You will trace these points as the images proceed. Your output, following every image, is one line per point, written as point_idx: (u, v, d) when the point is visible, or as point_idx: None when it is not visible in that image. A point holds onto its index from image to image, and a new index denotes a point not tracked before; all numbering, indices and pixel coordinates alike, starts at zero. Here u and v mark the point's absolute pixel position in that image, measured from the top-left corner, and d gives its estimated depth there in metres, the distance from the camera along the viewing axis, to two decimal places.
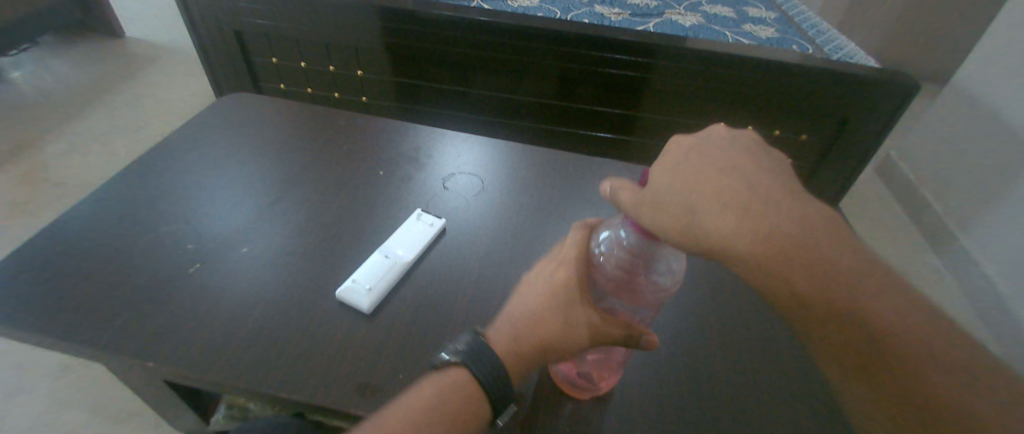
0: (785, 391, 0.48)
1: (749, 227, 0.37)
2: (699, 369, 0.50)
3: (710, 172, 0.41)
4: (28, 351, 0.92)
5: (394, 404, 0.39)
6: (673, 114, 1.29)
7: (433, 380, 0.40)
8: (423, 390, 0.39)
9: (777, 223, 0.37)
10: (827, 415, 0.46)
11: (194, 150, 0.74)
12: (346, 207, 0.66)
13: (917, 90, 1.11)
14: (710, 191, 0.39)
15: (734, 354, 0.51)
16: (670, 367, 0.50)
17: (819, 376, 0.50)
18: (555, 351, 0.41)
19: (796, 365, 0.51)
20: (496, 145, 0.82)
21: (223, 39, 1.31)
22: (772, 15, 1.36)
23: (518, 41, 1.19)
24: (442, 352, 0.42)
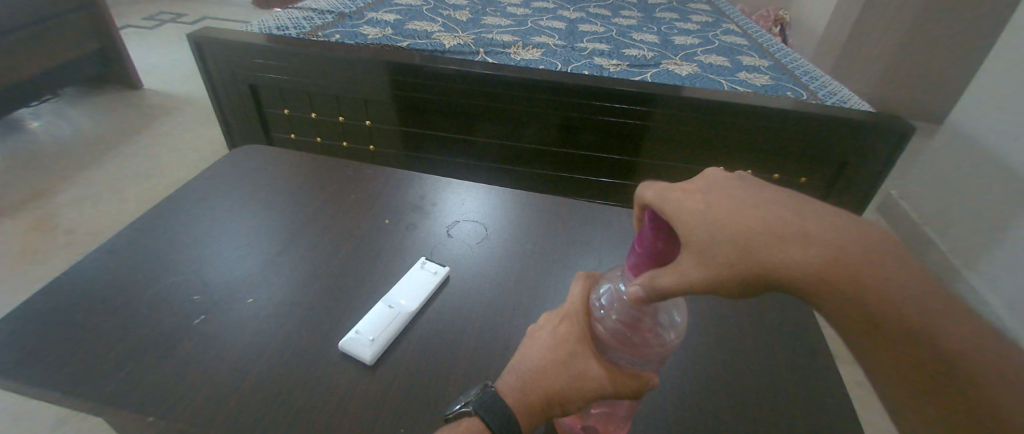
0: None
1: (829, 258, 0.25)
2: (706, 421, 0.49)
3: (742, 196, 0.31)
4: (28, 403, 0.93)
5: None
6: (675, 158, 1.32)
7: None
8: None
9: (861, 251, 0.25)
10: None
11: (204, 204, 0.76)
12: (352, 256, 0.68)
13: (912, 131, 1.17)
14: (759, 217, 0.28)
15: (742, 404, 0.51)
16: (675, 420, 0.49)
17: (830, 425, 0.49)
18: (563, 404, 0.41)
19: (806, 413, 0.50)
20: (499, 192, 0.84)
21: (237, 91, 1.37)
22: (764, 65, 1.60)
23: (521, 92, 1.24)
24: (454, 404, 0.42)
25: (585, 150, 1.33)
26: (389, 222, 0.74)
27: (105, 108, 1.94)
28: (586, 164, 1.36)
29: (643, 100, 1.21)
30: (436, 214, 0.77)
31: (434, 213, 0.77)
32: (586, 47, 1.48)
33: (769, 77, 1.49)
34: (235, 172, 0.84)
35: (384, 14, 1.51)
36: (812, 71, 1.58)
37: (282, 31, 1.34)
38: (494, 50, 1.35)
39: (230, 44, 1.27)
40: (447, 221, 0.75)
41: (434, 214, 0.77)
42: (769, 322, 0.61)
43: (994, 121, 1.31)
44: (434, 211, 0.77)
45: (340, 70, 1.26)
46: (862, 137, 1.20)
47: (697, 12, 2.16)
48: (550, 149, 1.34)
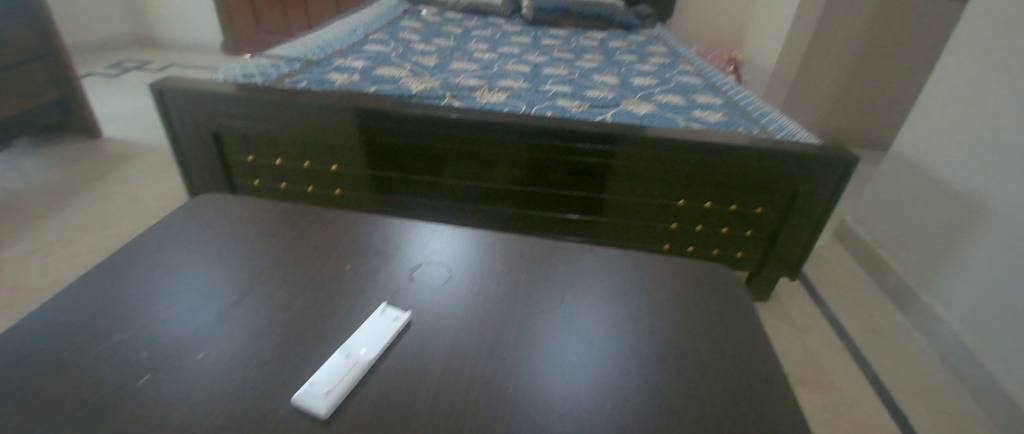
0: None
1: None
2: None
3: None
4: None
5: None
6: (638, 194, 1.36)
7: None
8: None
9: None
10: None
11: (155, 256, 0.74)
12: (311, 304, 0.67)
13: (854, 162, 1.25)
14: None
15: None
16: None
17: None
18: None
19: None
20: (463, 233, 0.85)
21: (200, 139, 1.36)
22: (717, 103, 1.70)
23: (487, 134, 1.27)
24: None
25: (551, 189, 1.37)
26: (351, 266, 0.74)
27: (61, 156, 1.89)
28: (552, 202, 1.39)
29: (603, 140, 1.26)
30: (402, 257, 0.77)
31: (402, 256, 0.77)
32: (549, 89, 1.54)
33: (721, 113, 1.58)
34: (191, 222, 0.82)
35: (351, 61, 1.56)
36: (761, 107, 1.69)
37: (247, 78, 1.35)
38: (459, 94, 1.40)
39: (193, 93, 1.27)
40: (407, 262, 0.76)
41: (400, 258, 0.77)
42: (727, 356, 0.63)
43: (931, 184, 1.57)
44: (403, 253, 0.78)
45: (307, 117, 1.27)
46: (809, 169, 1.28)
47: (655, 55, 2.29)
48: (516, 188, 1.37)
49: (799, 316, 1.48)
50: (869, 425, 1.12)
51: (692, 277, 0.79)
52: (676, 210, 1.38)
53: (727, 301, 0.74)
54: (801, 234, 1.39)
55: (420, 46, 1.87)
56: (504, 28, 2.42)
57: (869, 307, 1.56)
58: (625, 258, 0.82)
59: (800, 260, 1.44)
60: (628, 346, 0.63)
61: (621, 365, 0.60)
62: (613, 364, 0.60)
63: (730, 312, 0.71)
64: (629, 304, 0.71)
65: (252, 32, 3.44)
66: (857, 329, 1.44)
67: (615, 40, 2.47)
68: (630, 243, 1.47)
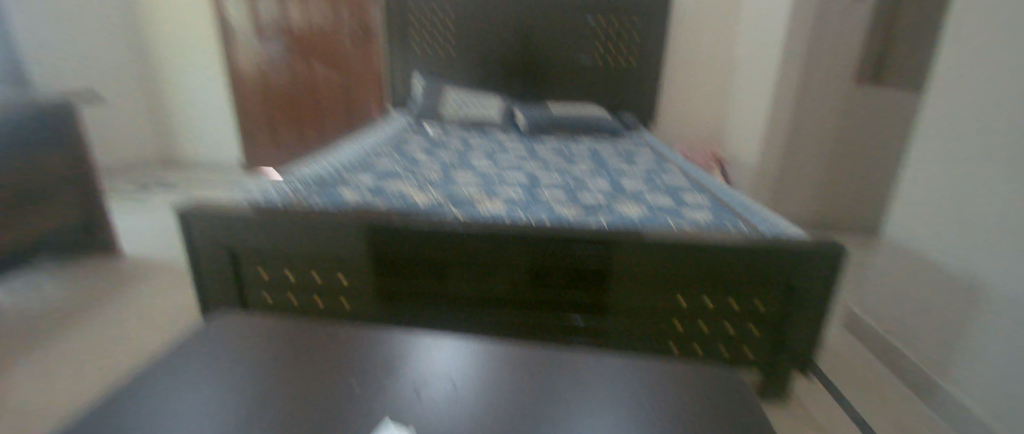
0: None
1: None
2: None
3: None
4: None
5: None
6: (638, 294, 1.40)
7: None
8: None
9: None
10: None
11: (169, 377, 0.76)
12: (320, 426, 0.67)
13: (843, 255, 1.31)
14: None
15: None
16: None
17: None
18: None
19: None
20: (470, 346, 0.87)
21: (217, 258, 1.43)
22: (705, 202, 1.80)
23: (490, 243, 1.34)
24: None
25: (554, 292, 1.41)
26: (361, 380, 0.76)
27: (78, 277, 1.95)
28: (555, 305, 1.42)
29: (601, 244, 1.33)
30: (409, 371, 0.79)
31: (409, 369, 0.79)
32: (546, 196, 1.66)
33: (711, 212, 1.67)
34: (206, 343, 0.85)
35: (363, 178, 1.69)
36: (748, 204, 1.79)
37: (266, 199, 1.46)
38: (463, 205, 1.50)
39: (214, 216, 1.37)
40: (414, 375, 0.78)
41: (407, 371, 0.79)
42: None
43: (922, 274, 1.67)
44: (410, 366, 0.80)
45: (320, 233, 1.35)
46: (800, 264, 1.33)
47: (642, 158, 2.48)
48: (519, 293, 1.41)
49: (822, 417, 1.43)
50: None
51: (700, 384, 0.79)
52: (678, 309, 1.41)
53: (732, 407, 0.75)
54: (805, 327, 1.40)
55: (426, 161, 2.04)
56: (502, 141, 2.65)
57: (893, 407, 1.52)
58: (625, 364, 0.84)
59: (808, 355, 1.43)
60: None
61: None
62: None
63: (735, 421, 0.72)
64: (634, 413, 0.71)
65: (269, 149, 3.70)
66: None
67: (605, 147, 2.69)
68: (635, 344, 1.47)
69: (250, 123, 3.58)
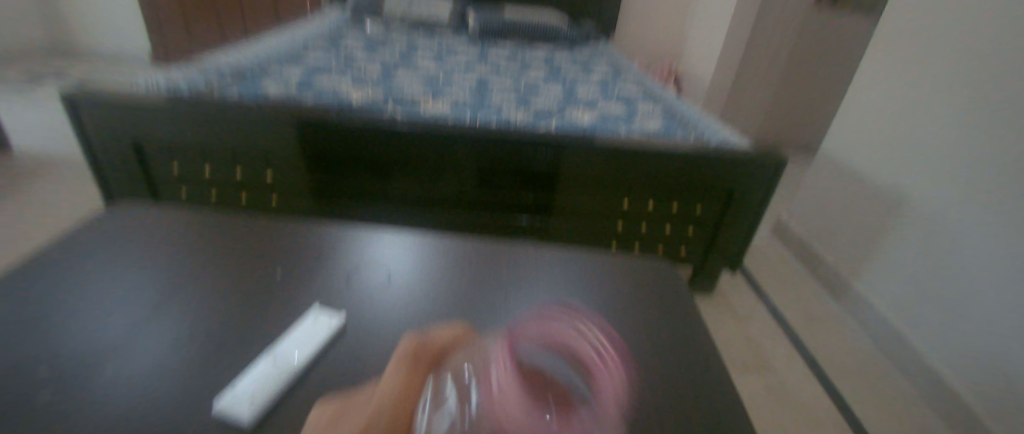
0: (703, 426, 0.55)
1: None
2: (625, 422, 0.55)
3: None
4: None
5: None
6: (585, 198, 1.43)
7: None
8: None
9: None
10: None
11: (48, 286, 0.65)
12: (242, 309, 0.64)
13: (784, 162, 1.37)
14: None
15: (661, 400, 0.58)
16: None
17: (729, 395, 0.60)
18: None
19: (716, 388, 0.61)
20: (418, 239, 0.83)
21: (120, 151, 1.30)
22: (658, 110, 1.75)
23: (430, 141, 1.31)
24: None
25: (500, 194, 1.42)
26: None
27: None
28: (502, 207, 1.44)
29: (549, 143, 1.32)
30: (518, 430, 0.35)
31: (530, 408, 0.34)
32: (494, 99, 1.57)
33: (660, 121, 1.60)
34: (111, 227, 0.79)
35: (287, 70, 1.57)
36: (698, 115, 1.71)
37: (172, 84, 1.30)
38: (402, 102, 1.41)
39: (116, 103, 1.23)
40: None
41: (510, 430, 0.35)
42: (667, 336, 0.69)
43: (857, 136, 1.72)
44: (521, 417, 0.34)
45: (241, 124, 1.26)
46: (740, 167, 1.37)
47: (599, 68, 2.32)
48: (463, 194, 1.42)
49: (738, 302, 1.63)
50: (837, 425, 1.20)
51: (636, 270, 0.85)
52: (624, 213, 1.46)
53: (687, 339, 0.69)
54: (738, 231, 1.49)
55: (362, 59, 1.88)
56: None
57: (800, 287, 1.75)
58: (589, 262, 0.85)
59: (737, 255, 1.54)
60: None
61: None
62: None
63: (692, 363, 0.64)
64: (621, 336, 0.68)
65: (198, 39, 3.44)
66: (798, 318, 1.59)
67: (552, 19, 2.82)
68: (583, 242, 1.52)
69: (167, 24, 3.38)
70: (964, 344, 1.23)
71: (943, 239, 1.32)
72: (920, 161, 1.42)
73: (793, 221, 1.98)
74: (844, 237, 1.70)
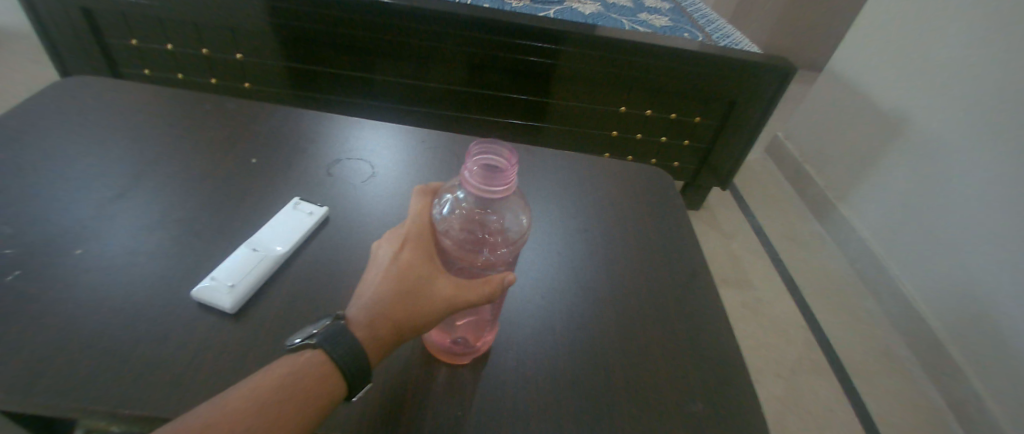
0: (680, 330, 0.57)
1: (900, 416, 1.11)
2: (604, 323, 0.56)
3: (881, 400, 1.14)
4: None
5: (241, 384, 0.34)
6: (581, 100, 1.36)
7: (284, 363, 0.35)
8: (276, 371, 0.35)
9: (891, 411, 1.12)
10: (704, 346, 0.56)
11: (7, 164, 0.61)
12: (215, 196, 0.61)
13: (792, 70, 1.30)
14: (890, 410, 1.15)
15: (641, 305, 0.59)
16: (586, 323, 0.56)
17: (708, 303, 0.62)
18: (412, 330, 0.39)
19: (695, 296, 0.62)
20: (393, 128, 0.79)
21: (70, 19, 1.17)
22: (667, 6, 1.57)
23: (416, 25, 1.20)
24: (295, 336, 0.37)
25: (491, 91, 1.34)
26: (319, 350, 0.36)
27: None
28: (494, 106, 1.37)
29: (546, 36, 1.22)
30: (499, 193, 0.39)
31: (490, 179, 0.38)
32: None
33: (669, 19, 1.45)
34: (67, 100, 0.73)
35: None
36: (709, 15, 1.58)
37: None
38: None
39: None
40: (503, 204, 0.42)
41: (495, 196, 0.39)
42: (652, 244, 0.69)
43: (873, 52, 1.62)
44: (491, 187, 0.38)
45: None
46: (746, 75, 1.30)
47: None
48: (452, 89, 1.33)
49: (725, 222, 1.64)
50: (803, 340, 1.27)
51: (629, 176, 0.82)
52: (620, 118, 1.40)
53: (674, 252, 0.69)
54: (733, 145, 1.46)
55: None
56: None
57: (785, 204, 1.77)
58: (579, 166, 0.82)
59: (730, 169, 1.51)
60: (527, 339, 0.54)
61: (555, 353, 0.53)
62: (550, 388, 0.49)
63: (676, 274, 0.65)
64: (603, 245, 0.67)
65: None
66: (777, 234, 1.63)
67: None
68: (575, 146, 1.48)
69: None
70: (937, 267, 1.27)
71: (938, 164, 1.31)
72: (932, 77, 1.36)
73: (791, 142, 1.92)
74: (839, 160, 1.67)
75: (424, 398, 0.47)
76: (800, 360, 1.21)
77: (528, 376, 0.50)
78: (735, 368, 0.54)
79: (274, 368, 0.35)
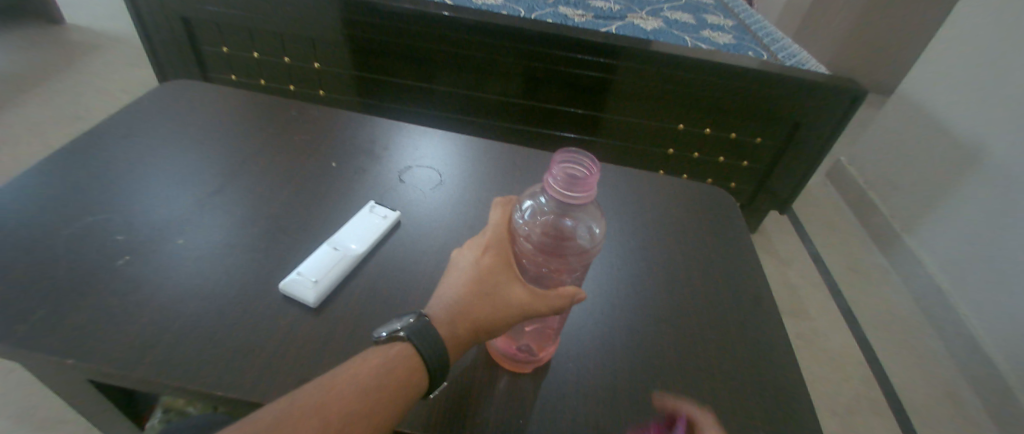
0: (748, 357, 0.55)
1: None
2: (669, 345, 0.55)
3: None
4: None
5: (337, 370, 0.36)
6: (638, 116, 1.35)
7: (374, 355, 0.37)
8: (367, 360, 0.37)
9: None
10: (775, 376, 0.53)
11: (124, 157, 0.67)
12: (297, 196, 0.64)
13: (865, 92, 1.23)
14: None
15: (708, 328, 0.57)
16: (651, 344, 0.55)
17: (778, 331, 0.59)
18: (489, 331, 0.40)
19: (764, 323, 0.60)
20: (457, 139, 0.81)
21: (169, 26, 1.28)
22: (730, 23, 1.55)
23: (480, 38, 1.23)
24: (381, 330, 0.39)
25: (548, 103, 1.35)
26: (408, 342, 0.38)
27: (31, 40, 1.77)
28: (549, 119, 1.38)
29: (606, 51, 1.22)
30: (580, 200, 0.39)
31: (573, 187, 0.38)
32: None
33: (732, 36, 1.43)
34: (169, 102, 0.80)
35: None
36: (775, 33, 1.53)
37: None
38: None
39: None
40: (583, 213, 0.41)
41: (576, 203, 0.39)
42: (718, 266, 0.67)
43: None
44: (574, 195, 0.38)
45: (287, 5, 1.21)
46: (813, 97, 1.25)
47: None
48: (509, 101, 1.35)
49: (782, 248, 1.57)
50: (862, 377, 1.19)
51: (691, 195, 0.81)
52: (677, 135, 1.38)
53: (738, 277, 0.66)
54: (796, 168, 1.40)
55: None
56: None
57: (848, 232, 1.68)
58: (640, 183, 0.82)
59: (791, 194, 1.45)
60: (590, 354, 0.53)
61: (616, 369, 0.52)
62: (611, 406, 0.48)
63: (744, 301, 0.62)
64: (667, 264, 0.66)
65: None
66: (839, 263, 1.54)
67: None
68: (628, 162, 1.46)
69: None
70: (1008, 307, 1.14)
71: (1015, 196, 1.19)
72: None
73: (855, 167, 1.81)
74: (907, 188, 1.55)
75: (488, 404, 0.47)
76: (860, 399, 1.14)
77: (592, 393, 0.49)
78: (809, 402, 0.51)
79: (364, 357, 0.37)
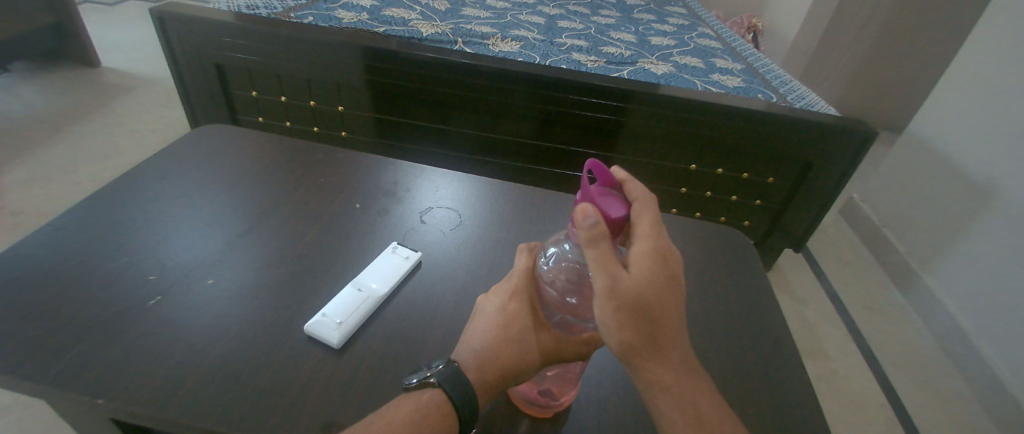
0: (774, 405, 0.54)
1: None
2: None
3: None
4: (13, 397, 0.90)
5: (373, 417, 0.38)
6: (650, 156, 1.37)
7: (407, 403, 0.39)
8: (400, 407, 0.38)
9: None
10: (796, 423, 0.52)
11: (158, 199, 0.70)
12: (323, 238, 0.66)
13: (875, 134, 1.25)
14: None
15: (730, 374, 0.57)
16: None
17: (801, 377, 0.58)
18: (517, 376, 0.41)
19: (787, 368, 0.59)
20: (475, 180, 0.83)
21: (203, 71, 1.36)
22: (738, 66, 1.59)
23: (496, 83, 1.27)
24: (412, 376, 0.40)
25: (562, 144, 1.38)
26: (439, 388, 0.39)
27: (69, 83, 1.87)
28: (563, 158, 1.41)
29: (619, 95, 1.26)
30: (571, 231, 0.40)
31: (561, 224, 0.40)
32: (564, 42, 1.50)
33: (741, 80, 1.47)
34: (202, 145, 0.83)
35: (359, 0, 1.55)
36: (782, 76, 1.57)
37: (253, 11, 1.34)
38: (472, 41, 1.37)
39: (200, 23, 1.26)
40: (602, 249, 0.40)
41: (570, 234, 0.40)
42: (736, 309, 0.67)
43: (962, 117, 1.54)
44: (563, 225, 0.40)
45: (316, 54, 1.27)
46: (823, 138, 1.26)
47: (673, 15, 2.13)
48: (523, 141, 1.38)
49: (798, 287, 1.55)
50: (885, 423, 1.15)
51: (707, 235, 0.81)
52: (689, 175, 1.39)
53: (756, 320, 0.65)
54: (808, 208, 1.40)
55: None
56: None
57: (865, 271, 1.65)
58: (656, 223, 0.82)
59: (805, 233, 1.45)
60: (611, 400, 0.52)
61: (637, 416, 0.51)
62: None
63: (766, 346, 0.61)
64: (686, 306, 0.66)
65: None
66: (857, 304, 1.51)
67: None
68: None
69: None
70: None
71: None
72: None
73: (868, 205, 1.78)
74: (922, 227, 1.53)
75: None
76: None
77: None
78: None
79: (397, 405, 0.39)
